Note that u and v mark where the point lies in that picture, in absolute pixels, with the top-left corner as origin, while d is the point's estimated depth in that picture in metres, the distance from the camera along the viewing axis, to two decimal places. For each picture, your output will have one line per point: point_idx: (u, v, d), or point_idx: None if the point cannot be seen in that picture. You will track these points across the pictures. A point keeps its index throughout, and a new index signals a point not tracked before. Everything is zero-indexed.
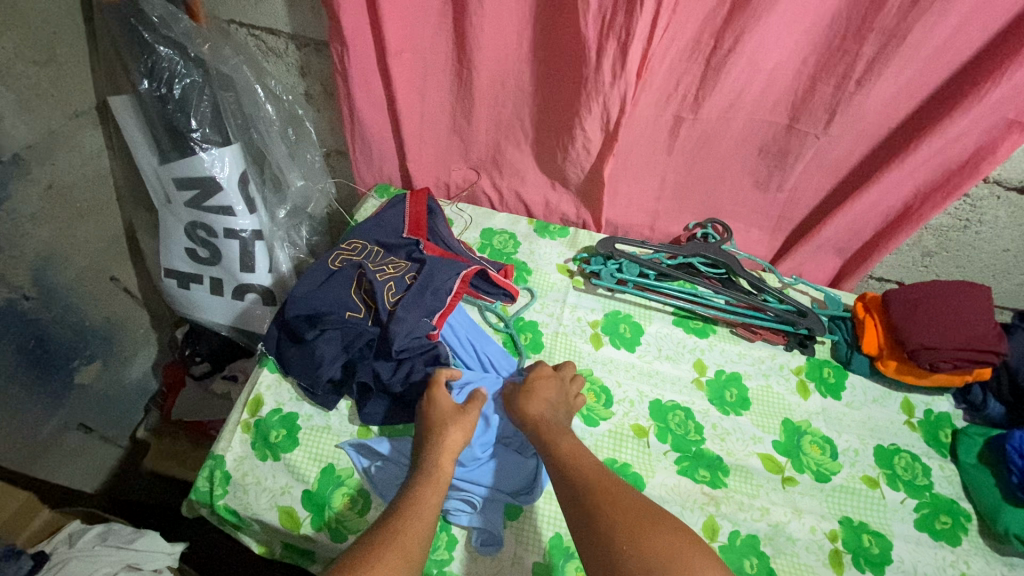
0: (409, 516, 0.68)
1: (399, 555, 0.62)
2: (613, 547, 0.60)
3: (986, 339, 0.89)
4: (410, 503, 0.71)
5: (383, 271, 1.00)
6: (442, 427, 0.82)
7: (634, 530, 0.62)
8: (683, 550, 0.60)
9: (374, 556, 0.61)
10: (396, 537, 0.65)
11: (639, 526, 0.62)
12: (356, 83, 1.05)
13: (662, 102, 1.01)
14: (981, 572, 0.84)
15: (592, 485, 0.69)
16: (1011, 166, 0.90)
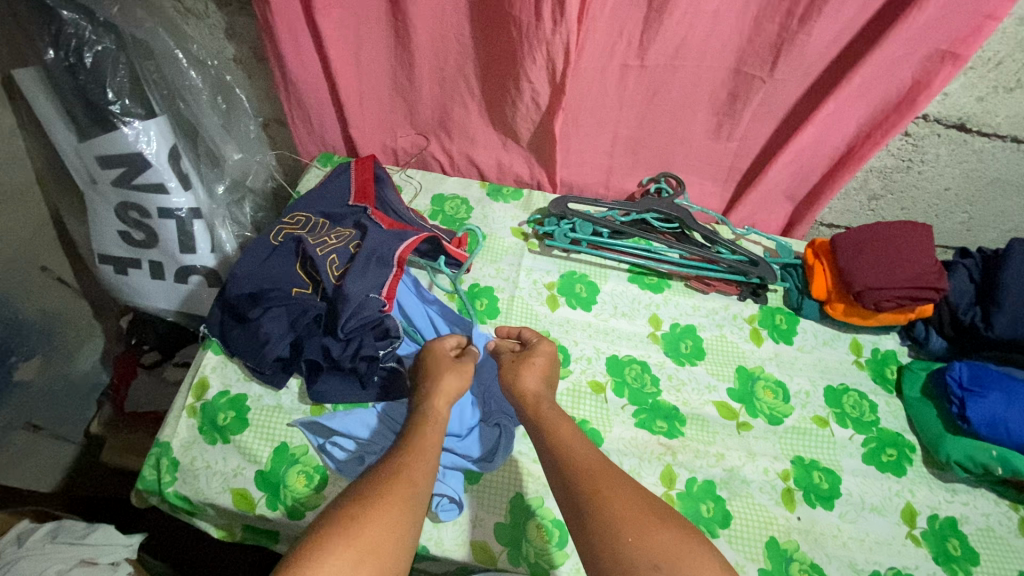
0: (413, 451, 0.70)
1: (404, 486, 0.64)
2: (618, 539, 0.59)
3: (927, 276, 0.91)
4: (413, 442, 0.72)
5: (323, 243, 0.95)
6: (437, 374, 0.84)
7: (637, 523, 0.60)
8: (682, 543, 0.58)
9: (382, 488, 0.63)
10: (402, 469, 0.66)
11: (644, 522, 0.60)
12: (284, 43, 0.98)
13: (608, 52, 0.98)
14: (925, 498, 0.88)
15: (593, 474, 0.66)
16: (948, 102, 0.91)
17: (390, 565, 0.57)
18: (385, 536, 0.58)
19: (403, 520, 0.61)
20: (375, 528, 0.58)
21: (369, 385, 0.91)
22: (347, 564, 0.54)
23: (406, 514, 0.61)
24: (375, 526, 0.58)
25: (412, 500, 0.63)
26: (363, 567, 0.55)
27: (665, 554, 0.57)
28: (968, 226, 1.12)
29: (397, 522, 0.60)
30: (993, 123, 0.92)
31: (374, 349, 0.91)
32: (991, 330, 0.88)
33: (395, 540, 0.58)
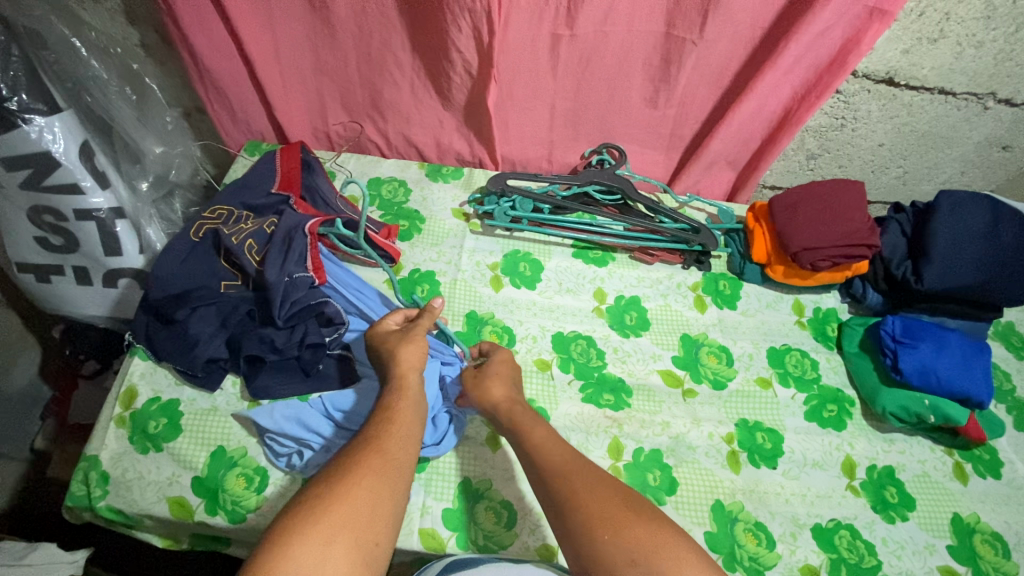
0: (385, 423, 0.70)
1: (378, 458, 0.64)
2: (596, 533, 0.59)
3: (860, 233, 0.91)
4: (383, 415, 0.71)
5: (238, 231, 0.92)
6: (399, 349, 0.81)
7: (618, 518, 0.60)
8: (669, 539, 0.58)
9: (356, 462, 0.63)
10: (376, 442, 0.67)
11: (619, 517, 0.60)
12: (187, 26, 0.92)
13: (535, 21, 0.94)
14: (864, 450, 0.91)
15: (557, 472, 0.66)
16: (876, 57, 0.89)
17: (371, 536, 0.57)
18: (361, 507, 0.58)
19: (379, 491, 0.61)
20: (349, 502, 0.58)
21: (313, 373, 0.90)
22: (321, 538, 0.55)
23: (381, 484, 0.61)
24: (348, 502, 0.58)
25: (388, 471, 0.63)
26: (340, 538, 0.55)
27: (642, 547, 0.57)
28: (904, 180, 1.13)
29: (371, 492, 0.60)
30: (919, 76, 0.91)
31: (319, 336, 0.89)
32: (920, 283, 0.89)
33: (372, 510, 0.59)
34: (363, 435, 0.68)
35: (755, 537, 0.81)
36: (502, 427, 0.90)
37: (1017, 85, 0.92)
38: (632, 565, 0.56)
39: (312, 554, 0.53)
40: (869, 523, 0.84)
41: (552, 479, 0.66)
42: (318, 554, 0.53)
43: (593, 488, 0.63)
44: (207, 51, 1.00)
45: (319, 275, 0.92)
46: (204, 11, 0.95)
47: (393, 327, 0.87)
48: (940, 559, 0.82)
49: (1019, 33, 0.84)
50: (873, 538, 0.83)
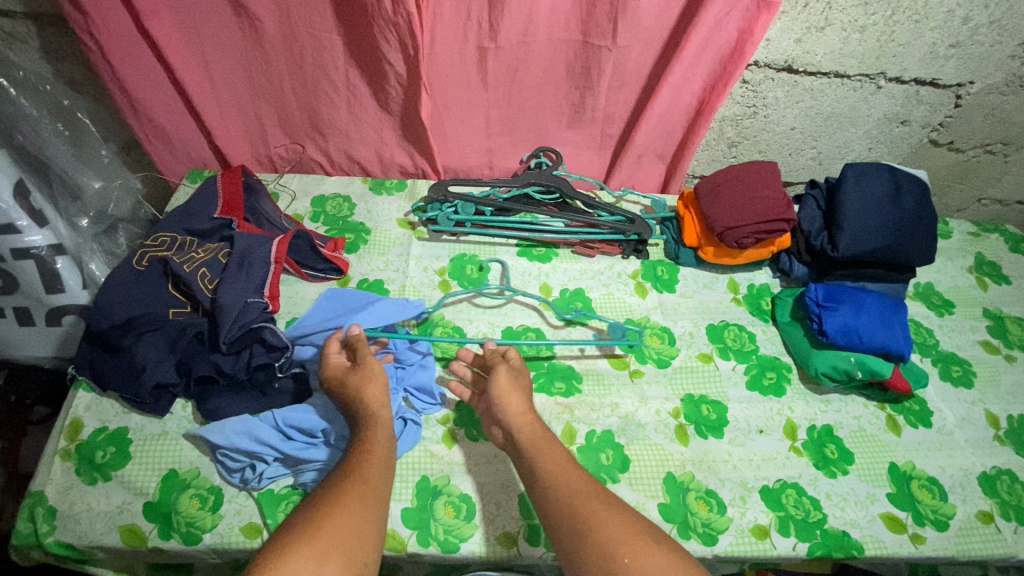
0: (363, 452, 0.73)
1: (361, 486, 0.68)
2: (613, 561, 0.62)
3: (777, 210, 0.98)
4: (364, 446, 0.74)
5: (190, 260, 0.95)
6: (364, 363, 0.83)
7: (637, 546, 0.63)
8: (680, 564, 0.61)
9: (338, 491, 0.67)
10: (359, 470, 0.70)
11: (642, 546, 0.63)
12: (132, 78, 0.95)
13: (460, 35, 1.00)
14: (803, 412, 0.95)
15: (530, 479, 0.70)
16: (773, 48, 0.97)
17: (359, 558, 0.61)
18: (346, 531, 0.62)
19: (363, 518, 0.65)
20: (336, 527, 0.62)
21: (269, 392, 0.90)
22: (313, 559, 0.57)
23: (365, 510, 0.65)
24: (336, 528, 0.62)
25: (369, 498, 0.67)
26: (330, 559, 0.58)
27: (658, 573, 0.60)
28: (819, 160, 1.19)
29: (356, 519, 0.64)
30: (815, 62, 0.98)
31: (267, 358, 0.89)
32: (836, 250, 0.96)
33: (357, 535, 0.62)
34: (344, 464, 0.71)
35: (706, 504, 0.84)
36: (456, 424, 0.91)
37: (903, 64, 0.98)
38: None
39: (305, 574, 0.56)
40: (813, 480, 0.88)
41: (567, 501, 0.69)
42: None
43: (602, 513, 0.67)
44: (139, 83, 1.02)
45: (273, 303, 0.95)
46: (133, 44, 0.97)
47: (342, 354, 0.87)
48: (881, 507, 0.87)
49: (895, 15, 0.91)
50: (818, 494, 0.87)
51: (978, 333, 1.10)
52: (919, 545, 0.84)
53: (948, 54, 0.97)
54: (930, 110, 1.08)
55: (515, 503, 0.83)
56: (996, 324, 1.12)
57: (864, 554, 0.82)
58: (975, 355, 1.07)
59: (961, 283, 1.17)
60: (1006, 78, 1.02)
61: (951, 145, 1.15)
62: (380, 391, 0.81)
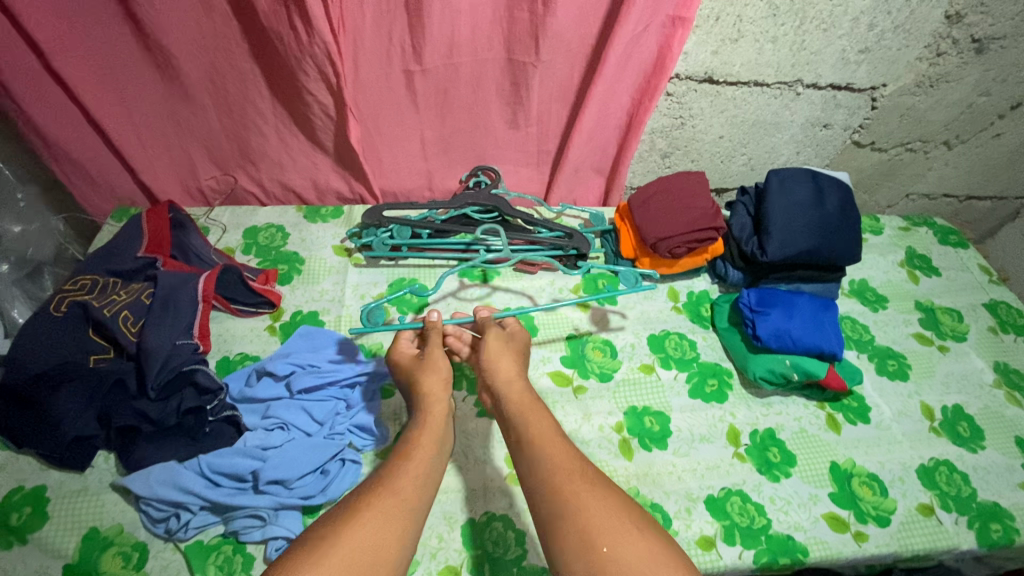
0: (405, 461, 0.69)
1: (394, 497, 0.63)
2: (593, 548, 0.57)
3: (705, 218, 0.99)
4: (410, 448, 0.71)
5: (111, 303, 0.92)
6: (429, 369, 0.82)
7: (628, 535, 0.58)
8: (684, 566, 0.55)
9: (370, 500, 0.62)
10: (393, 482, 0.65)
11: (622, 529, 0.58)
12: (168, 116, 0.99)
13: (383, 59, 0.99)
14: (745, 417, 0.96)
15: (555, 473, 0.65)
16: (691, 61, 0.98)
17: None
18: (368, 546, 0.57)
19: (392, 530, 0.59)
20: (357, 543, 0.56)
21: (199, 436, 0.86)
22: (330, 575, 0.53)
23: (395, 521, 0.60)
24: (359, 538, 0.57)
25: (402, 510, 0.62)
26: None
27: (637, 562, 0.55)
28: (751, 165, 1.21)
29: (386, 530, 0.59)
30: (734, 72, 1.00)
31: (197, 402, 0.85)
32: (765, 255, 0.97)
33: (376, 555, 0.56)
34: (384, 471, 0.67)
35: None
36: None
37: (818, 71, 1.01)
38: None
39: None
40: (757, 485, 0.89)
41: (544, 475, 0.65)
42: None
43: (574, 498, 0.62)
44: (52, 123, 0.98)
45: (204, 342, 0.92)
46: (42, 85, 0.94)
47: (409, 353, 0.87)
48: (824, 507, 0.88)
49: (804, 25, 0.93)
50: (762, 499, 0.87)
51: (911, 325, 1.13)
52: (861, 543, 0.85)
53: (859, 59, 0.99)
54: (849, 113, 1.10)
55: (459, 535, 0.81)
56: (929, 315, 1.15)
57: (809, 556, 0.83)
58: (909, 347, 1.10)
59: (893, 277, 1.20)
60: (917, 79, 1.05)
61: (874, 145, 1.18)
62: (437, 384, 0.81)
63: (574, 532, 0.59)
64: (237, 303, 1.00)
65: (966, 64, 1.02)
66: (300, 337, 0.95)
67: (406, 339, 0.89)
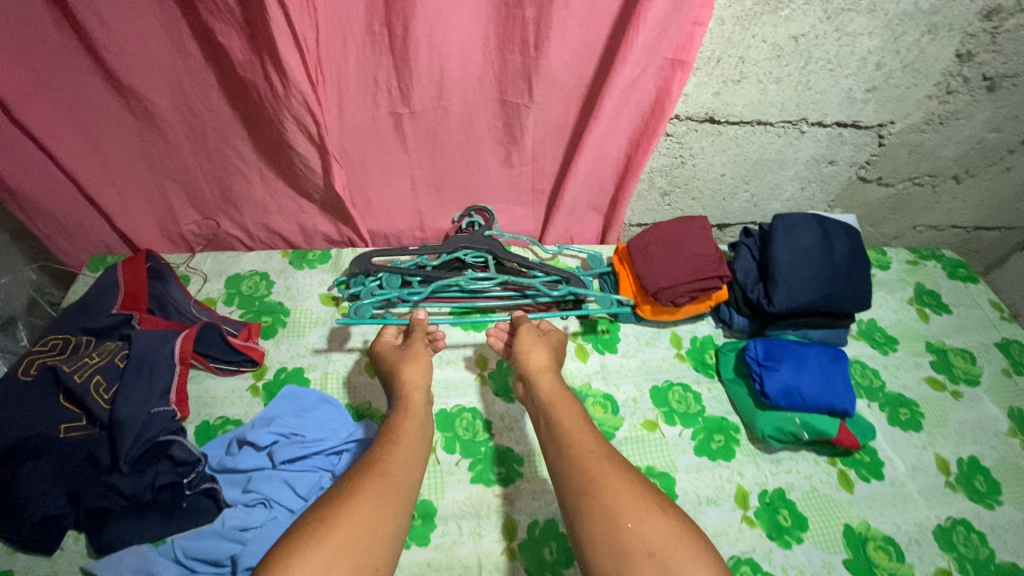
0: (388, 447, 0.74)
1: (382, 481, 0.68)
2: (616, 524, 0.62)
3: (709, 266, 0.94)
4: (392, 438, 0.76)
5: (83, 367, 0.86)
6: (413, 356, 0.88)
7: (638, 510, 0.63)
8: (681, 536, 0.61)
9: (363, 485, 0.67)
10: (377, 467, 0.71)
11: (644, 510, 0.63)
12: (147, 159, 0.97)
13: (369, 103, 0.94)
14: (753, 476, 0.91)
15: (584, 456, 0.71)
16: (692, 102, 0.94)
17: (372, 560, 0.61)
18: (365, 526, 0.62)
19: (380, 514, 0.65)
20: (353, 524, 0.62)
21: (176, 513, 0.81)
22: (327, 560, 0.58)
23: (382, 507, 0.65)
24: (355, 517, 0.63)
25: (390, 495, 0.67)
26: (344, 558, 0.58)
27: (659, 541, 0.60)
28: (755, 202, 1.16)
29: (376, 513, 0.64)
30: (736, 113, 0.96)
31: (173, 476, 0.81)
32: (772, 305, 0.93)
33: (374, 535, 0.62)
34: (367, 460, 0.72)
35: None
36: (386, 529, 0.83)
37: (823, 110, 0.97)
38: (650, 557, 0.59)
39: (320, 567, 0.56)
40: (767, 553, 0.84)
41: (573, 463, 0.70)
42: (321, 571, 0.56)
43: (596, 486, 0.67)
44: (20, 175, 0.94)
45: (181, 408, 0.87)
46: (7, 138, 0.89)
47: (393, 342, 0.93)
48: None
49: (809, 66, 0.89)
50: (773, 568, 0.83)
51: (923, 370, 1.09)
52: None
53: (866, 98, 0.95)
54: (855, 150, 1.06)
55: None
56: (941, 358, 1.11)
57: None
58: (922, 394, 1.05)
59: (902, 316, 1.16)
60: (926, 117, 1.00)
61: (880, 180, 1.14)
62: (419, 370, 0.86)
63: (601, 514, 0.64)
64: (218, 363, 0.95)
65: (976, 101, 0.98)
66: (285, 399, 0.91)
67: (390, 333, 0.95)
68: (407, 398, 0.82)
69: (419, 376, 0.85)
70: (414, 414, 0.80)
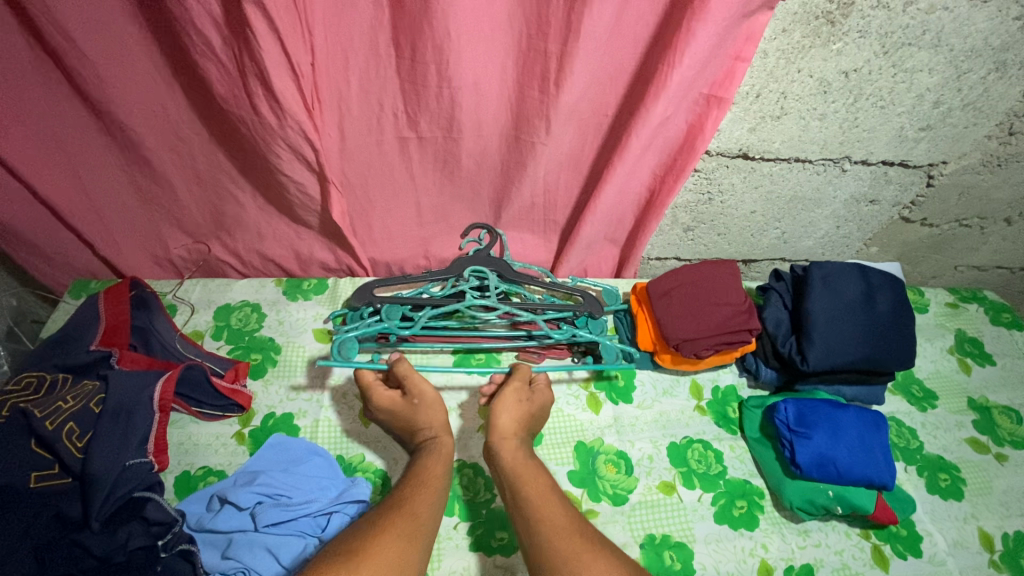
0: (417, 488, 0.70)
1: (410, 521, 0.65)
2: None
3: (737, 319, 0.87)
4: (420, 479, 0.72)
5: (56, 412, 0.79)
6: (416, 407, 0.81)
7: None
8: None
9: (382, 525, 0.63)
10: (404, 506, 0.67)
11: None
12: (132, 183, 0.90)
13: (373, 130, 0.87)
14: (779, 550, 0.83)
15: (557, 531, 0.65)
16: (725, 137, 0.85)
17: None
18: (388, 568, 0.58)
19: (404, 556, 0.61)
20: (375, 565, 0.58)
21: None
22: None
23: (408, 546, 0.62)
24: (379, 562, 0.58)
25: (416, 536, 0.63)
26: None
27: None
28: (785, 239, 1.08)
29: (402, 554, 0.61)
30: (773, 150, 0.87)
31: (146, 539, 0.74)
32: (806, 364, 0.85)
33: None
34: (396, 498, 0.69)
35: None
36: None
37: (870, 148, 0.88)
38: None
39: None
40: None
41: (542, 540, 0.64)
42: None
43: (586, 556, 0.62)
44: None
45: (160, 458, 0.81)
46: None
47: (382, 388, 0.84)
48: None
49: (858, 103, 0.81)
50: None
51: (965, 429, 1.00)
52: None
53: (919, 136, 0.87)
54: (900, 190, 0.97)
55: None
56: (984, 417, 1.02)
57: None
58: (964, 457, 0.97)
59: (942, 367, 1.07)
60: (982, 158, 0.92)
61: (925, 221, 1.05)
62: (438, 413, 0.81)
63: None
64: (201, 407, 0.89)
65: None
66: (272, 451, 0.85)
67: (375, 380, 0.85)
68: (436, 439, 0.78)
69: (441, 419, 0.80)
70: (444, 455, 0.76)
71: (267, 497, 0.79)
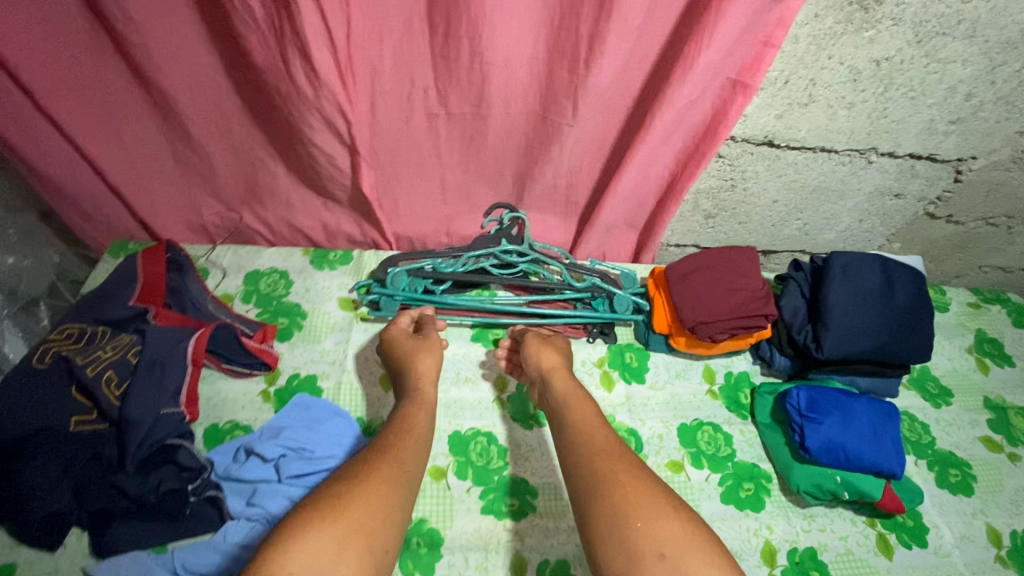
0: (401, 435, 0.72)
1: (394, 466, 0.66)
2: (624, 522, 0.59)
3: (753, 304, 0.88)
4: (403, 427, 0.74)
5: (96, 361, 0.83)
6: (421, 346, 0.88)
7: (647, 509, 0.59)
8: (691, 537, 0.57)
9: (371, 468, 0.65)
10: (389, 450, 0.68)
11: (657, 508, 0.59)
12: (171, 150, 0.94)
13: (404, 105, 0.89)
14: (784, 532, 0.85)
15: (590, 457, 0.67)
16: (750, 123, 0.86)
17: (382, 544, 0.58)
18: (371, 512, 0.59)
19: (390, 499, 0.62)
20: (364, 505, 0.59)
21: (179, 520, 0.78)
22: (335, 538, 0.55)
23: (394, 491, 0.63)
24: (366, 504, 0.60)
25: (402, 481, 0.65)
26: (351, 542, 0.56)
27: (671, 541, 0.56)
28: (806, 231, 1.08)
29: (385, 497, 0.62)
30: (798, 138, 0.88)
31: (179, 483, 0.79)
32: (821, 351, 0.86)
33: (382, 519, 0.59)
34: (381, 443, 0.70)
35: None
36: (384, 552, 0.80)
37: (897, 140, 0.88)
38: (660, 558, 0.55)
39: (324, 549, 0.54)
40: None
41: (584, 458, 0.67)
42: (330, 555, 0.54)
43: (613, 473, 0.64)
44: (46, 162, 0.92)
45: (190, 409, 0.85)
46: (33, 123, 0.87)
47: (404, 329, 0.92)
48: None
49: (888, 92, 0.81)
50: None
51: (978, 427, 1.00)
52: None
53: (948, 130, 0.86)
54: (926, 184, 0.97)
55: None
56: (999, 417, 1.01)
57: None
58: (976, 455, 0.97)
59: (959, 366, 1.07)
60: (1013, 154, 0.91)
61: (950, 218, 1.04)
62: (432, 366, 0.86)
63: (607, 508, 0.60)
64: (230, 364, 0.93)
65: None
66: (295, 408, 0.89)
67: (405, 321, 0.94)
68: (420, 391, 0.81)
69: (430, 368, 0.85)
70: (427, 407, 0.79)
71: (287, 450, 0.83)
